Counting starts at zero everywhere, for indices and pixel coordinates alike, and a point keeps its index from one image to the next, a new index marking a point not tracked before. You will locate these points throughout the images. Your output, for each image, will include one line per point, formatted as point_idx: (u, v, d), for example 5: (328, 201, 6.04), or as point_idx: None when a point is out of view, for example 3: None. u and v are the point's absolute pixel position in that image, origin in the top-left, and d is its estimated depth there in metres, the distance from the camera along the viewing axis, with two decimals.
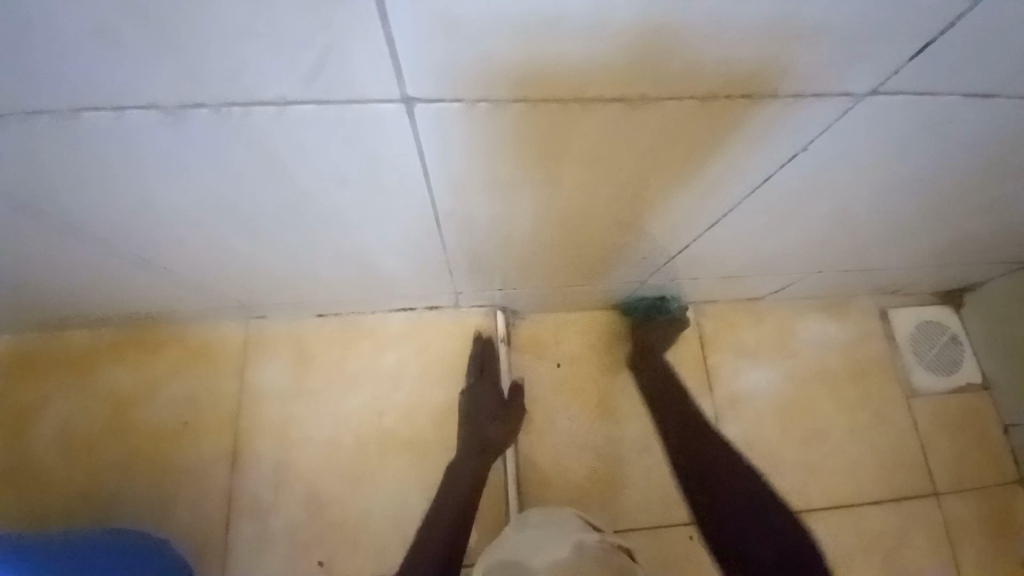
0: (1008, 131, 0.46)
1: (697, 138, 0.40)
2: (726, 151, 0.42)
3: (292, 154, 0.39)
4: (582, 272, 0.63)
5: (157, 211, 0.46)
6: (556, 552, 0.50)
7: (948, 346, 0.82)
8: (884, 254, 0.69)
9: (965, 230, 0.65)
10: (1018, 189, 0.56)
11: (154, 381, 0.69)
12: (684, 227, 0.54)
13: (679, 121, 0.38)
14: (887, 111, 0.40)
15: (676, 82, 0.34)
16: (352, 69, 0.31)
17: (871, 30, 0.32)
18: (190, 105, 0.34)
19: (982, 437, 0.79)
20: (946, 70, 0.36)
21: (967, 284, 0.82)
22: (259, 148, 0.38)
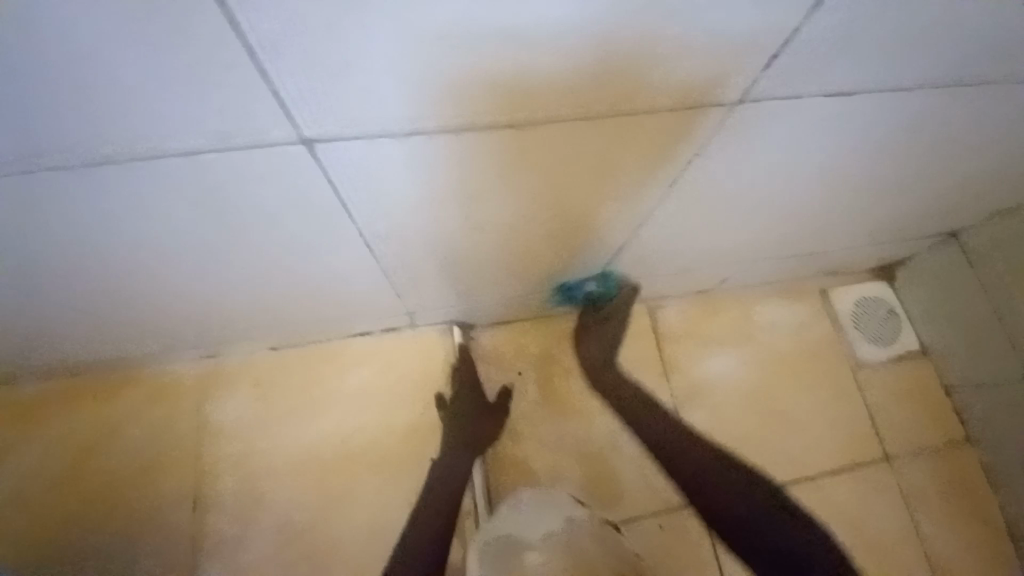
0: (899, 123, 0.49)
1: (609, 151, 0.42)
2: (635, 160, 0.45)
3: (214, 196, 0.40)
4: (532, 281, 0.65)
5: (85, 260, 0.46)
6: (551, 526, 0.53)
7: (886, 318, 0.88)
8: (816, 238, 0.73)
9: (883, 211, 0.69)
10: (926, 171, 0.61)
11: (109, 428, 0.67)
12: (612, 231, 0.56)
13: (588, 136, 0.40)
14: (770, 114, 0.43)
15: (624, 91, 0.36)
16: (253, 113, 0.32)
17: (734, 50, 0.35)
18: (102, 159, 0.35)
19: (926, 400, 0.84)
20: (814, 71, 0.39)
21: (899, 258, 0.88)
22: (176, 193, 0.39)
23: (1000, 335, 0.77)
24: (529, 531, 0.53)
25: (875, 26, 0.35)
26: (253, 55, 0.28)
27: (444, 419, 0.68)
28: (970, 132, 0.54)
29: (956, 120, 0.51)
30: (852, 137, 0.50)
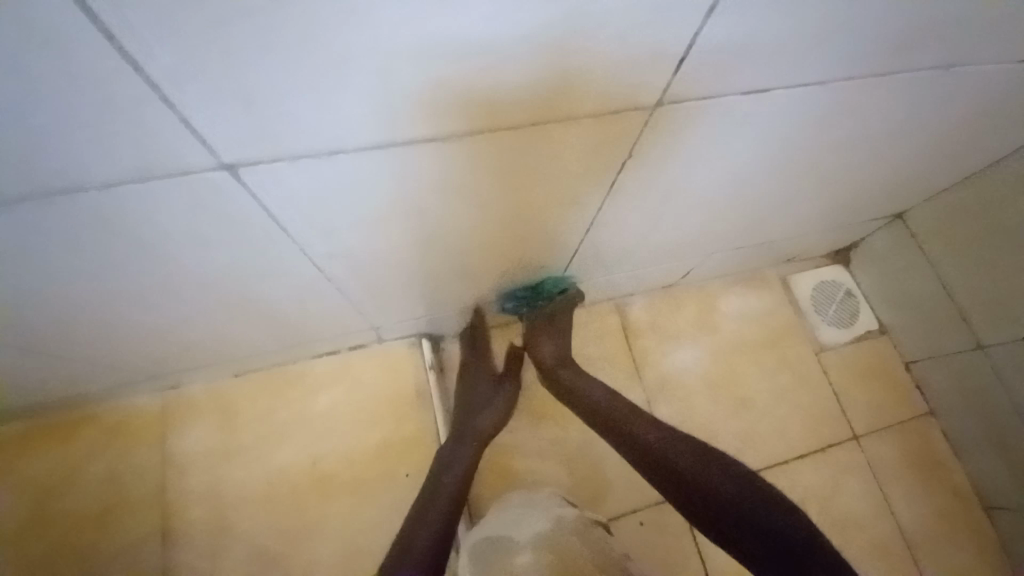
0: (824, 116, 0.51)
1: (550, 157, 0.44)
2: (574, 166, 0.46)
3: (143, 223, 0.39)
4: (494, 288, 0.65)
5: (16, 298, 0.44)
6: (540, 527, 0.51)
7: (844, 301, 0.92)
8: (769, 228, 0.75)
9: (828, 199, 0.72)
10: (864, 160, 0.64)
11: (69, 470, 0.65)
12: (564, 234, 0.57)
13: (525, 143, 0.41)
14: (681, 115, 0.44)
15: (579, 100, 0.38)
16: (161, 143, 0.32)
17: (643, 59, 0.36)
18: (15, 201, 0.34)
19: (888, 377, 0.88)
20: (736, 71, 0.40)
21: (852, 242, 0.91)
22: (101, 223, 0.38)
23: (950, 309, 0.80)
24: (520, 532, 0.51)
25: (789, 25, 0.37)
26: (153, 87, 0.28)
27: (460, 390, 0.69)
28: (900, 120, 0.57)
29: (890, 111, 0.54)
30: (785, 132, 0.52)
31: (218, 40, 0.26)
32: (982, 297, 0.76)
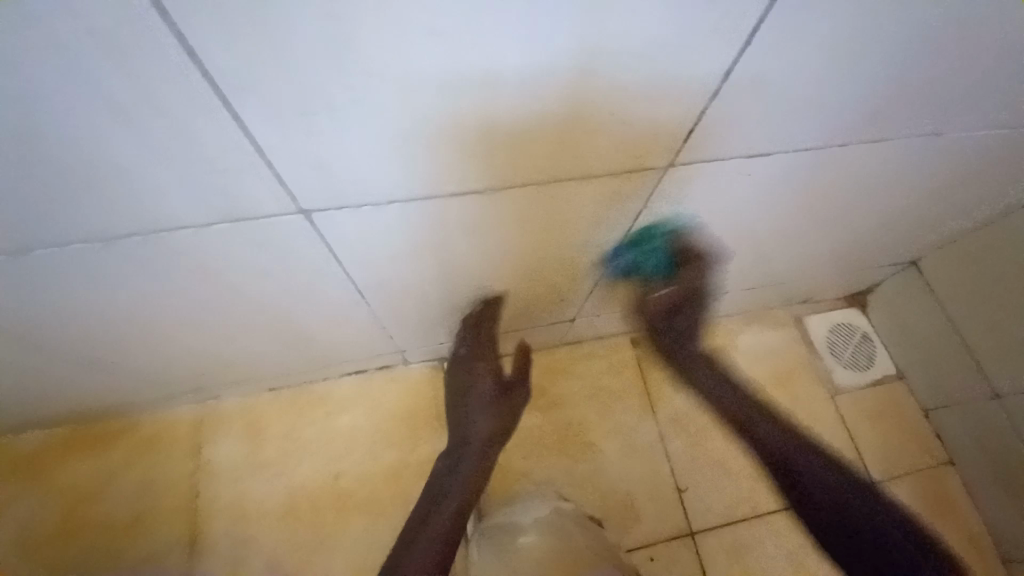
0: (826, 173, 0.56)
1: (571, 202, 0.48)
2: (595, 210, 0.50)
3: (212, 246, 0.44)
4: (514, 317, 0.69)
5: (89, 308, 0.49)
6: (540, 511, 0.62)
7: (860, 344, 0.93)
8: (780, 269, 0.78)
9: (837, 244, 0.75)
10: (872, 207, 0.66)
11: (109, 473, 0.69)
12: (578, 270, 0.61)
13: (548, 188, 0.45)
14: (695, 171, 0.49)
15: (596, 149, 0.42)
16: (251, 189, 0.39)
17: (658, 125, 0.42)
18: (125, 234, 0.41)
19: (904, 424, 0.87)
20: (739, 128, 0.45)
21: (866, 286, 0.92)
22: (177, 245, 0.43)
23: (964, 355, 0.80)
24: (523, 516, 0.62)
25: (786, 88, 0.41)
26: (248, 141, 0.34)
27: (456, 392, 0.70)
28: (900, 175, 0.60)
29: (889, 164, 0.58)
30: (789, 183, 0.55)
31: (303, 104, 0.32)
32: (998, 344, 0.76)
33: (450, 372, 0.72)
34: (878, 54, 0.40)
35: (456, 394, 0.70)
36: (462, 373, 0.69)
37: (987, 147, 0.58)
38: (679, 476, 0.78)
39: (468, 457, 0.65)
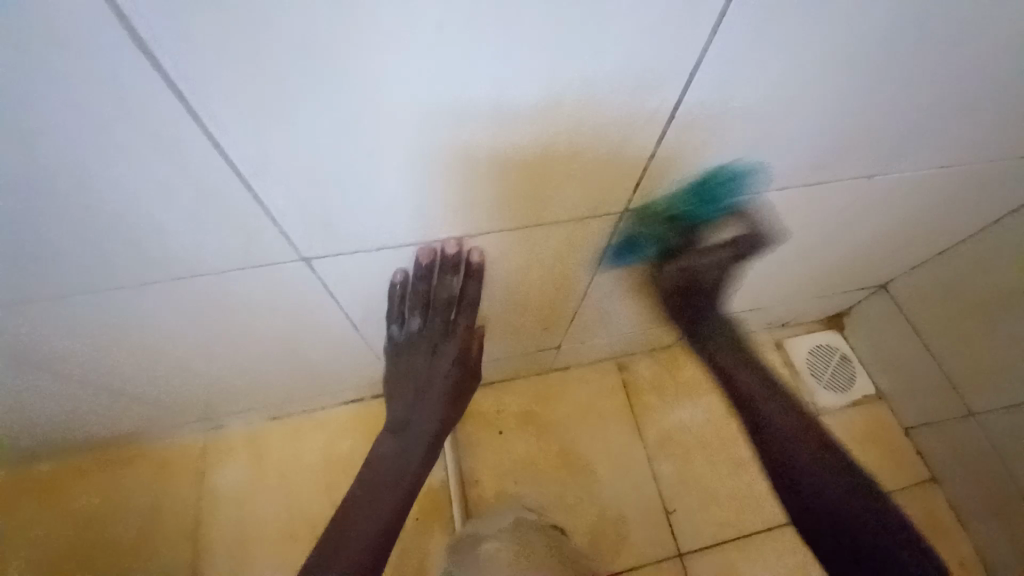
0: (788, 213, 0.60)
1: (542, 244, 0.53)
2: (569, 248, 0.55)
3: (220, 282, 0.48)
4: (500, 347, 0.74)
5: (105, 339, 0.53)
6: (502, 523, 0.70)
7: (840, 365, 0.97)
8: (756, 295, 0.82)
9: (810, 268, 0.79)
10: (838, 238, 0.71)
11: (115, 500, 0.72)
12: (560, 298, 0.65)
13: (525, 230, 0.50)
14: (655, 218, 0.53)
15: (567, 198, 0.47)
16: (257, 236, 0.43)
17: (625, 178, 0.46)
18: (151, 281, 0.46)
19: (886, 443, 0.90)
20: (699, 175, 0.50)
21: (842, 309, 0.97)
22: (189, 283, 0.47)
23: (935, 372, 0.85)
24: (489, 527, 0.69)
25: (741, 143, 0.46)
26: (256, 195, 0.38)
27: (395, 381, 0.66)
28: (858, 211, 0.66)
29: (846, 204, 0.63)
30: (756, 219, 0.59)
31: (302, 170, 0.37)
32: (965, 363, 0.80)
33: (392, 355, 0.64)
34: (817, 111, 0.45)
35: (398, 368, 0.65)
36: (410, 356, 0.63)
37: (936, 185, 0.63)
38: (667, 499, 0.79)
39: (419, 444, 0.68)
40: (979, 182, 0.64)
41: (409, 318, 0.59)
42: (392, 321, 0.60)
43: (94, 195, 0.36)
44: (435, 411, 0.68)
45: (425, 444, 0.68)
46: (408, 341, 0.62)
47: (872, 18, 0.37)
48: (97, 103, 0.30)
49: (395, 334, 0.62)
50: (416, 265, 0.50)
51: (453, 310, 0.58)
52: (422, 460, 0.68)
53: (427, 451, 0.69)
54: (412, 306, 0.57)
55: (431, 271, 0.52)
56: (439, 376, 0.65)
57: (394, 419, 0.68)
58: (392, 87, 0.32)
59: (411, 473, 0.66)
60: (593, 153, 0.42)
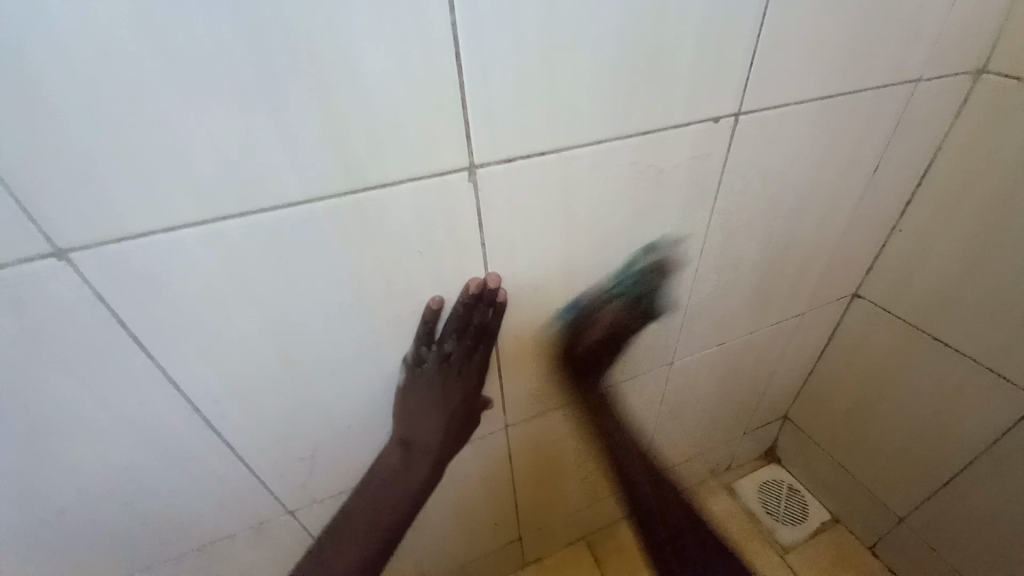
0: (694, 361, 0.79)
1: (611, 359, 0.70)
2: (627, 359, 0.72)
3: (192, 523, 0.56)
4: (490, 496, 0.82)
5: None
6: None
7: (790, 497, 1.12)
8: (681, 435, 0.96)
9: (711, 403, 0.93)
10: (735, 383, 0.91)
11: None
12: (608, 407, 0.77)
13: (567, 284, 0.56)
14: (670, 334, 0.72)
15: (625, 331, 0.67)
16: None
17: (664, 303, 0.67)
18: None
19: (856, 567, 1.01)
20: (625, 296, 0.62)
21: (769, 445, 1.15)
22: (188, 542, 0.57)
23: (864, 491, 0.99)
24: None
25: (633, 319, 0.65)
26: (245, 459, 0.53)
27: (408, 373, 0.54)
28: (737, 360, 0.85)
29: (733, 348, 0.82)
30: (678, 357, 0.77)
31: (275, 415, 0.51)
32: (875, 478, 0.96)
33: (412, 383, 0.54)
34: (674, 299, 0.67)
35: (408, 408, 0.55)
36: (434, 386, 0.55)
37: (782, 323, 0.83)
38: None
39: (420, 465, 0.58)
40: (809, 320, 0.86)
41: (443, 340, 0.53)
42: (420, 341, 0.52)
43: (133, 482, 0.48)
44: (454, 430, 0.59)
45: (428, 463, 0.58)
46: (439, 365, 0.53)
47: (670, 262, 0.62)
48: (169, 427, 0.46)
49: (423, 356, 0.53)
50: (466, 293, 0.51)
51: (489, 339, 0.54)
52: (433, 471, 0.59)
53: (433, 464, 0.59)
54: (448, 328, 0.52)
55: (474, 303, 0.51)
56: (443, 419, 0.57)
57: (401, 437, 0.57)
58: (344, 363, 0.51)
59: (422, 492, 0.58)
60: (621, 303, 0.62)
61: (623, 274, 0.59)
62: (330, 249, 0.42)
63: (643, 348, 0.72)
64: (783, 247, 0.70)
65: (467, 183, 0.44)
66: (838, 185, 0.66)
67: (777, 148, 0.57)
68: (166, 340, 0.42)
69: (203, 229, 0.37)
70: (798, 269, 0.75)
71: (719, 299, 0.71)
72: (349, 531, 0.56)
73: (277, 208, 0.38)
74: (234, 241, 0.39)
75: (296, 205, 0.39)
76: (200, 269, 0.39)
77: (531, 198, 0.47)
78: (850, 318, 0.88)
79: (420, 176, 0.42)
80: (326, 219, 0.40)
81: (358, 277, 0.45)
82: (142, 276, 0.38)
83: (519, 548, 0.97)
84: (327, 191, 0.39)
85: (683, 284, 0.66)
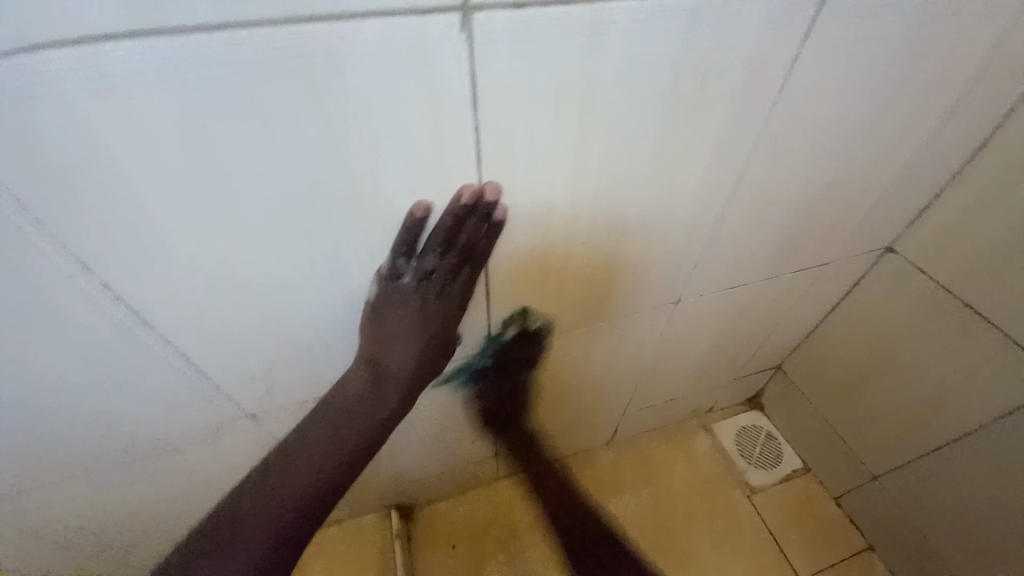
0: (702, 297, 0.73)
1: (610, 289, 0.63)
2: (631, 291, 0.65)
3: (146, 415, 0.52)
4: (468, 416, 0.80)
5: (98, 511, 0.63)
6: None
7: (766, 444, 1.13)
8: (672, 373, 0.92)
9: (707, 347, 0.88)
10: (737, 328, 0.85)
11: None
12: (601, 339, 0.73)
13: (576, 198, 0.48)
14: (681, 269, 0.65)
15: (634, 260, 0.60)
16: None
17: (681, 237, 0.59)
18: None
19: (819, 513, 1.05)
20: (643, 218, 0.54)
21: (756, 393, 1.14)
22: (140, 437, 0.55)
23: (844, 447, 0.98)
24: None
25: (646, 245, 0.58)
26: (195, 356, 0.48)
27: (385, 287, 0.47)
28: (746, 304, 0.79)
29: (745, 292, 0.75)
30: (684, 296, 0.71)
31: (222, 311, 0.45)
32: (858, 436, 0.95)
33: (388, 298, 0.48)
34: (694, 227, 0.59)
35: (382, 325, 0.50)
36: (410, 305, 0.48)
37: (801, 272, 0.75)
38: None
39: (394, 388, 0.53)
40: (833, 272, 0.78)
41: (426, 256, 0.46)
42: (399, 253, 0.45)
43: (66, 369, 0.44)
44: (434, 356, 0.54)
45: (403, 387, 0.53)
46: (420, 284, 0.47)
47: (699, 183, 0.52)
48: (98, 313, 0.41)
49: (403, 271, 0.46)
50: (456, 203, 0.43)
51: (478, 257, 0.47)
52: (408, 394, 0.54)
53: (409, 388, 0.54)
54: (431, 242, 0.45)
55: (465, 216, 0.44)
56: (420, 342, 0.51)
57: (375, 354, 0.51)
58: (299, 260, 0.44)
59: (396, 415, 0.53)
60: (635, 227, 0.54)
61: (644, 190, 0.50)
62: (272, 110, 0.33)
63: (652, 282, 0.65)
64: (829, 183, 0.60)
65: (458, 35, 0.33)
66: (908, 109, 0.55)
67: (851, 42, 0.45)
68: (62, 208, 0.34)
69: (84, 50, 0.28)
70: (836, 214, 0.66)
71: (743, 235, 0.63)
72: (307, 450, 0.50)
73: (188, 37, 0.29)
74: (131, 80, 0.29)
75: (212, 37, 0.29)
76: (90, 116, 0.30)
77: (543, 67, 0.37)
78: (875, 275, 0.81)
79: (392, 16, 0.31)
80: (263, 66, 0.31)
81: (311, 156, 0.36)
82: (7, 112, 0.29)
83: (494, 463, 0.98)
84: (261, 19, 0.29)
85: (707, 213, 0.58)
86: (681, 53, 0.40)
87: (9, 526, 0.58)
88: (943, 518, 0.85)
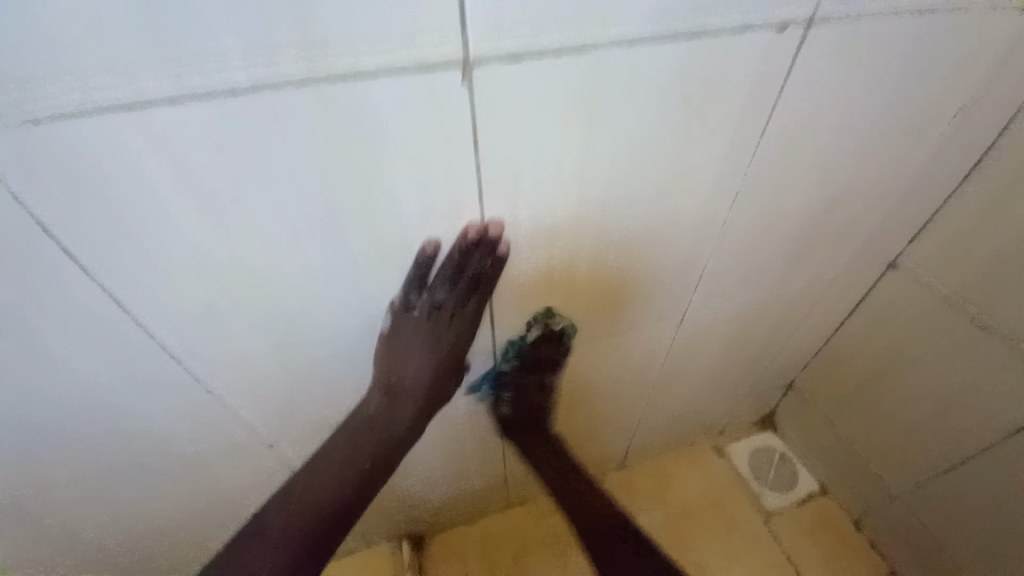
0: (705, 316, 0.73)
1: (615, 312, 0.64)
2: (636, 313, 0.66)
3: (166, 441, 0.54)
4: (477, 439, 0.80)
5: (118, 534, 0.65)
6: None
7: (781, 464, 1.11)
8: (681, 392, 0.92)
9: (715, 365, 0.88)
10: (744, 345, 0.86)
11: None
12: (609, 361, 0.74)
13: (577, 225, 0.50)
14: (685, 289, 0.66)
15: (636, 282, 0.61)
16: None
17: (682, 258, 0.60)
18: None
19: (838, 536, 1.02)
20: (642, 241, 0.55)
21: (768, 411, 1.13)
22: (161, 463, 0.56)
23: (861, 465, 0.96)
24: None
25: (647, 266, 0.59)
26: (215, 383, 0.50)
27: (396, 316, 0.49)
28: (751, 321, 0.79)
29: (749, 309, 0.76)
30: (689, 316, 0.72)
31: (241, 341, 0.47)
32: (874, 454, 0.93)
33: (399, 327, 0.50)
34: (694, 249, 0.60)
35: (394, 352, 0.52)
36: (421, 332, 0.50)
37: (803, 288, 0.76)
38: None
39: (405, 408, 0.54)
40: (836, 287, 0.79)
41: (436, 287, 0.48)
42: (411, 286, 0.47)
43: (94, 397, 0.46)
44: (444, 380, 0.55)
45: (415, 408, 0.54)
46: (429, 313, 0.49)
47: (695, 207, 0.54)
48: (126, 344, 0.43)
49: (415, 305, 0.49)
50: (463, 239, 0.45)
51: (485, 286, 0.49)
52: (419, 414, 0.55)
53: (421, 408, 0.55)
54: (441, 275, 0.47)
55: (472, 250, 0.46)
56: (430, 368, 0.53)
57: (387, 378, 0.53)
58: (313, 291, 0.46)
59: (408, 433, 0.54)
60: (635, 250, 0.56)
61: (641, 215, 0.52)
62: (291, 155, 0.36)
63: (656, 304, 0.66)
64: (824, 202, 0.62)
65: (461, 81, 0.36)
66: (898, 130, 0.56)
67: (834, 71, 0.48)
68: (98, 248, 0.36)
69: (125, 111, 0.31)
70: (833, 231, 0.67)
71: (742, 254, 0.64)
72: (320, 472, 0.51)
73: (216, 94, 0.31)
74: (165, 133, 0.32)
75: (239, 94, 0.32)
76: (127, 166, 0.33)
77: (541, 107, 0.39)
78: (880, 290, 0.81)
79: (400, 68, 0.34)
80: (283, 117, 0.34)
81: (325, 195, 0.39)
82: (55, 166, 0.32)
83: (504, 487, 0.98)
84: (282, 76, 0.32)
85: (707, 235, 0.59)
86: (672, 89, 0.42)
87: (33, 550, 0.60)
88: (967, 540, 0.82)
